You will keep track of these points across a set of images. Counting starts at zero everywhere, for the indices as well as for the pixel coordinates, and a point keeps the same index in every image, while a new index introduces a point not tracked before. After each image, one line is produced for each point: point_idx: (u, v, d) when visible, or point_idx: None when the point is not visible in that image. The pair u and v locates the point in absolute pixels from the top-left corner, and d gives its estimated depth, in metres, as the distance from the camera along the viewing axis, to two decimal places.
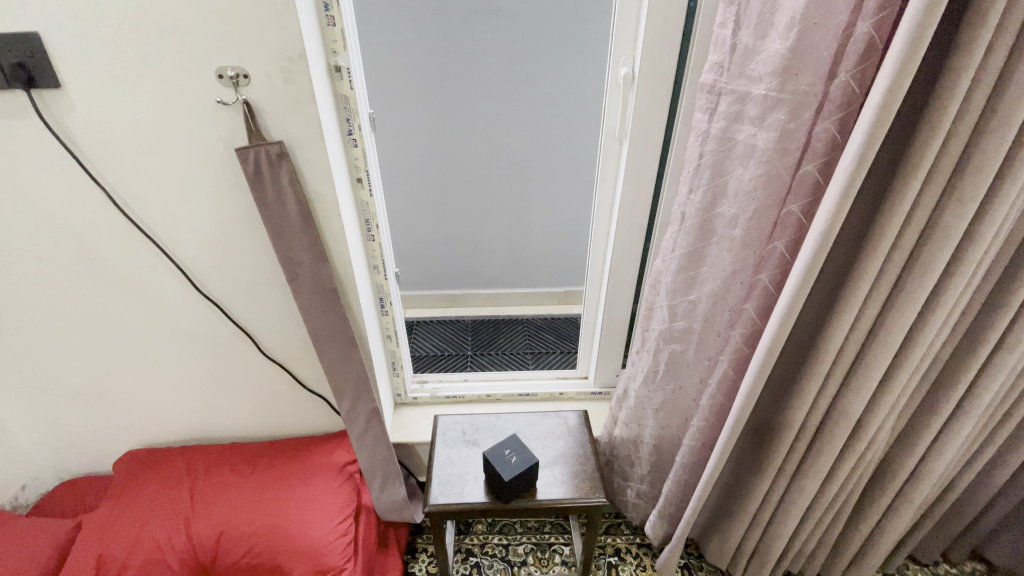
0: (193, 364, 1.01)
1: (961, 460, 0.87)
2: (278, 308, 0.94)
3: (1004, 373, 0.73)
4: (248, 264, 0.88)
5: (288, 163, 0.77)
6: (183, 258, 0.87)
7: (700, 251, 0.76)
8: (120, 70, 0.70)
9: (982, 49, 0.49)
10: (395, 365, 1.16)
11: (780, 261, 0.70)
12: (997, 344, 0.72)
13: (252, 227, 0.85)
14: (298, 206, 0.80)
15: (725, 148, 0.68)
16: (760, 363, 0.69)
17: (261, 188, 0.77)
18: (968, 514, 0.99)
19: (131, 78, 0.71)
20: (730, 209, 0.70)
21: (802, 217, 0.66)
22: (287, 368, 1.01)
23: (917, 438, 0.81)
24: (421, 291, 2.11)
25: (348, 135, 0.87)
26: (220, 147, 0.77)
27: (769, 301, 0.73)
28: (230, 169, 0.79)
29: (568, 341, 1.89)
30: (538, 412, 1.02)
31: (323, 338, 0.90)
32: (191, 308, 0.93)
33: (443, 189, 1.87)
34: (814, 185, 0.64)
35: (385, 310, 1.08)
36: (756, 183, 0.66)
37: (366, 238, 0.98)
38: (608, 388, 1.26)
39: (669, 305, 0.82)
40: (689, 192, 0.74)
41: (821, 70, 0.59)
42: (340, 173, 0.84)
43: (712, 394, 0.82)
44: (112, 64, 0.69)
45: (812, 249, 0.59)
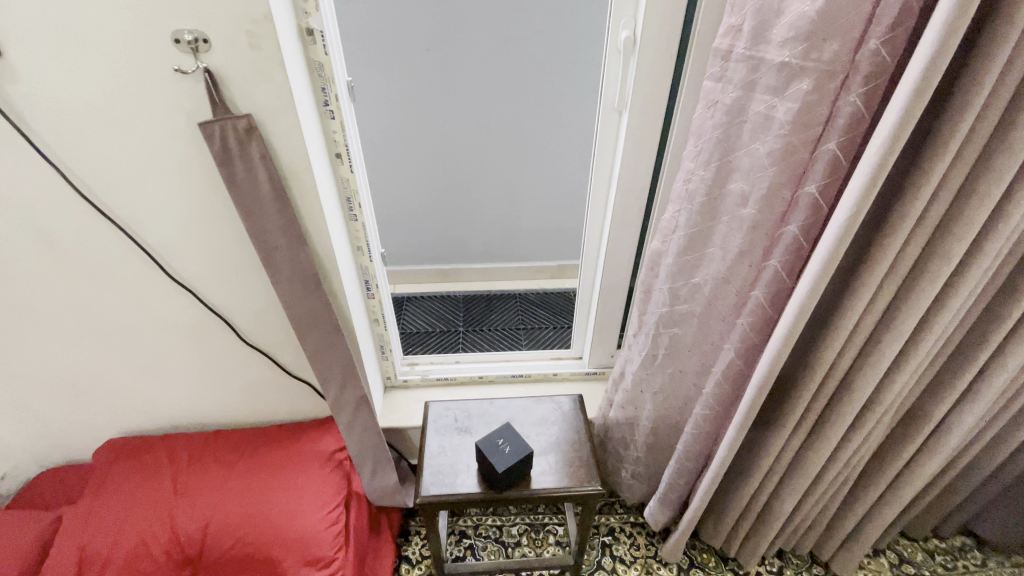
0: (170, 352, 0.96)
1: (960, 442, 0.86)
2: (255, 292, 0.88)
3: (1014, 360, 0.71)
4: (221, 247, 0.83)
5: (259, 138, 0.70)
6: (151, 242, 0.81)
7: (704, 232, 0.72)
8: (62, 32, 0.62)
9: None
10: (384, 348, 1.12)
11: (795, 248, 0.65)
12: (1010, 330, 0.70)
13: (223, 208, 0.78)
14: (272, 185, 0.74)
15: (735, 121, 0.64)
16: (775, 353, 0.66)
17: (230, 167, 0.71)
18: (962, 491, 0.99)
19: (75, 42, 0.63)
20: (743, 186, 0.65)
21: (821, 199, 0.61)
22: (268, 354, 0.97)
23: (919, 423, 0.79)
24: (411, 266, 2.06)
25: (325, 106, 0.79)
26: (182, 120, 0.70)
27: (780, 287, 0.69)
28: (195, 145, 0.72)
29: (561, 316, 1.86)
30: (533, 397, 1.00)
31: (306, 325, 0.85)
32: (164, 294, 0.88)
33: (431, 160, 1.79)
34: (835, 164, 0.59)
35: (371, 293, 1.03)
36: (770, 161, 0.61)
37: (348, 218, 0.92)
38: (602, 368, 1.23)
39: (669, 289, 0.78)
40: (696, 167, 0.68)
41: (850, 35, 0.53)
42: (317, 149, 0.78)
43: (714, 382, 0.79)
44: (50, 24, 0.61)
45: (836, 236, 0.56)
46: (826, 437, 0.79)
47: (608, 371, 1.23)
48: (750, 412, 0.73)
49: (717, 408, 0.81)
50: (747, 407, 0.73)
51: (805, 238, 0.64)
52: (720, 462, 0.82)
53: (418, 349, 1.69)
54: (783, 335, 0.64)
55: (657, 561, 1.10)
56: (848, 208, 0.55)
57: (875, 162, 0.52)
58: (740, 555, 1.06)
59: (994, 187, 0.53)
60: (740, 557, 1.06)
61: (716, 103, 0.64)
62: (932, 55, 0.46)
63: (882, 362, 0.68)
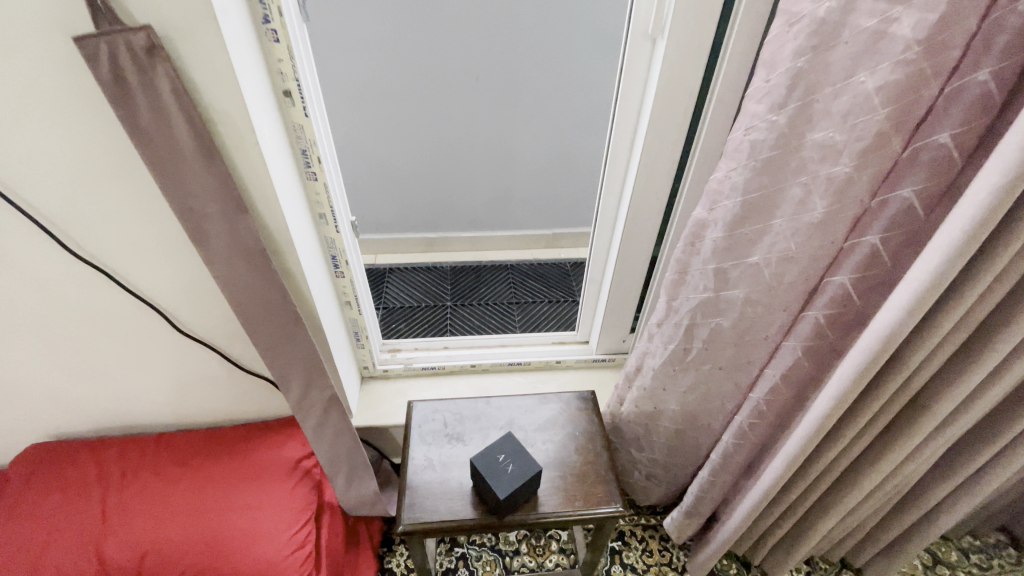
0: (87, 349, 0.76)
1: None
2: (189, 267, 0.69)
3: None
4: (135, 215, 0.63)
5: (167, 61, 0.50)
6: (39, 211, 0.60)
7: (772, 197, 0.55)
8: None
9: None
10: (359, 336, 0.94)
11: (905, 218, 0.49)
12: None
13: (131, 163, 0.58)
14: (193, 131, 0.54)
15: (828, 43, 0.46)
16: (864, 358, 0.52)
17: (130, 104, 0.51)
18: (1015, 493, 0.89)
19: None
20: (830, 133, 0.49)
21: (957, 152, 0.44)
22: (212, 346, 0.79)
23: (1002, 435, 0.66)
24: (394, 234, 1.86)
25: (264, 24, 0.58)
26: (51, 37, 0.48)
27: (873, 272, 0.53)
28: (77, 73, 0.51)
29: (557, 290, 1.70)
30: (537, 396, 0.83)
31: (255, 316, 0.67)
32: (67, 280, 0.67)
33: (413, 113, 1.57)
34: (981, 102, 0.42)
35: (339, 273, 0.83)
36: (881, 97, 0.45)
37: (306, 178, 0.72)
38: (612, 354, 1.09)
39: (717, 269, 0.63)
40: (766, 112, 0.51)
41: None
42: (253, 84, 0.57)
43: (768, 384, 0.66)
44: None
45: (982, 207, 0.39)
46: (892, 451, 0.66)
47: (618, 358, 1.09)
48: (820, 423, 0.60)
49: (767, 414, 0.68)
50: (814, 422, 0.60)
51: (925, 207, 0.48)
52: (772, 478, 0.70)
53: (401, 327, 1.52)
54: (879, 336, 0.49)
55: (672, 569, 0.99)
56: (1008, 162, 0.37)
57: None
58: (765, 562, 0.97)
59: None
60: (765, 564, 0.97)
61: (799, 20, 0.47)
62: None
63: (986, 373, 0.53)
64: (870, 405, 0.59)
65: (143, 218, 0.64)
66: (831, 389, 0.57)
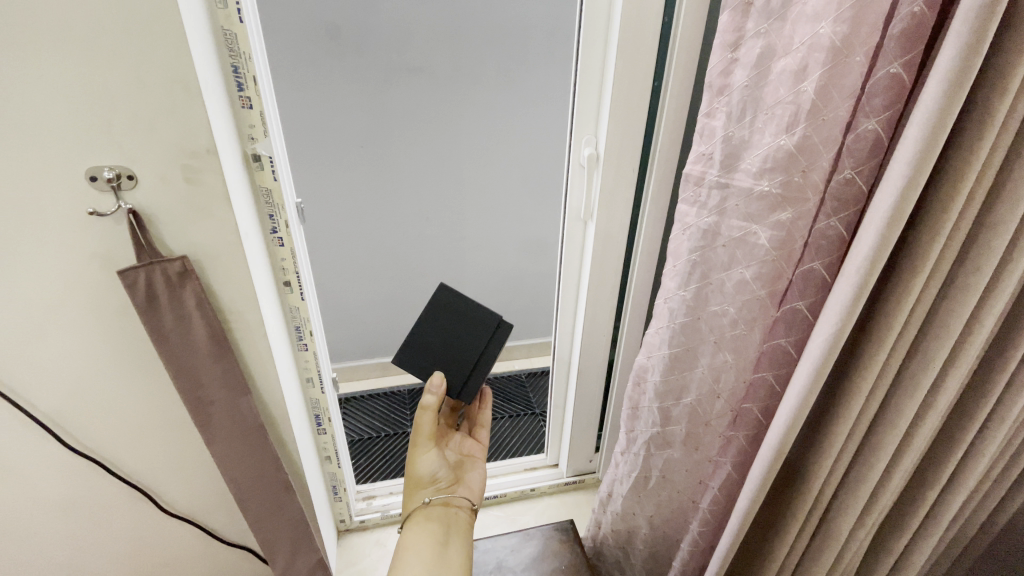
0: (61, 533, 0.77)
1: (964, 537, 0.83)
2: (183, 451, 0.76)
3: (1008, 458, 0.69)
4: (141, 409, 0.71)
5: (196, 280, 0.61)
6: (44, 409, 0.66)
7: (692, 351, 0.66)
8: None
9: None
10: (337, 488, 0.98)
11: (783, 358, 0.62)
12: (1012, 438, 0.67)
13: (154, 368, 0.68)
14: (209, 330, 0.63)
15: (710, 245, 0.60)
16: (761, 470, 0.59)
17: (156, 317, 0.60)
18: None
19: None
20: (724, 306, 0.61)
21: (810, 315, 0.58)
22: (198, 521, 0.84)
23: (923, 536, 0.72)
24: (351, 361, 1.87)
25: (272, 234, 0.71)
26: (93, 266, 0.59)
27: (773, 400, 0.64)
28: (120, 300, 0.62)
29: (515, 403, 1.67)
30: (521, 532, 0.90)
31: (248, 490, 0.73)
32: (72, 471, 0.73)
33: (368, 253, 1.68)
34: (821, 284, 0.56)
35: (322, 429, 0.90)
36: (761, 283, 0.57)
37: (297, 349, 0.81)
38: (579, 476, 1.20)
39: (660, 408, 0.71)
40: (677, 289, 0.64)
41: (828, 157, 0.51)
42: (265, 284, 0.69)
43: (711, 494, 0.74)
44: None
45: (818, 354, 0.51)
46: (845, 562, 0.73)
47: (586, 479, 1.20)
48: (736, 532, 0.65)
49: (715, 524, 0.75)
50: (732, 534, 0.66)
51: (794, 349, 0.60)
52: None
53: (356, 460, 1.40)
54: (766, 454, 0.58)
55: None
56: (831, 326, 0.49)
57: (855, 282, 0.46)
58: None
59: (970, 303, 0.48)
60: None
61: (690, 226, 0.61)
62: (899, 191, 0.42)
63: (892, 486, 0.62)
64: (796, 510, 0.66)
65: (156, 413, 0.72)
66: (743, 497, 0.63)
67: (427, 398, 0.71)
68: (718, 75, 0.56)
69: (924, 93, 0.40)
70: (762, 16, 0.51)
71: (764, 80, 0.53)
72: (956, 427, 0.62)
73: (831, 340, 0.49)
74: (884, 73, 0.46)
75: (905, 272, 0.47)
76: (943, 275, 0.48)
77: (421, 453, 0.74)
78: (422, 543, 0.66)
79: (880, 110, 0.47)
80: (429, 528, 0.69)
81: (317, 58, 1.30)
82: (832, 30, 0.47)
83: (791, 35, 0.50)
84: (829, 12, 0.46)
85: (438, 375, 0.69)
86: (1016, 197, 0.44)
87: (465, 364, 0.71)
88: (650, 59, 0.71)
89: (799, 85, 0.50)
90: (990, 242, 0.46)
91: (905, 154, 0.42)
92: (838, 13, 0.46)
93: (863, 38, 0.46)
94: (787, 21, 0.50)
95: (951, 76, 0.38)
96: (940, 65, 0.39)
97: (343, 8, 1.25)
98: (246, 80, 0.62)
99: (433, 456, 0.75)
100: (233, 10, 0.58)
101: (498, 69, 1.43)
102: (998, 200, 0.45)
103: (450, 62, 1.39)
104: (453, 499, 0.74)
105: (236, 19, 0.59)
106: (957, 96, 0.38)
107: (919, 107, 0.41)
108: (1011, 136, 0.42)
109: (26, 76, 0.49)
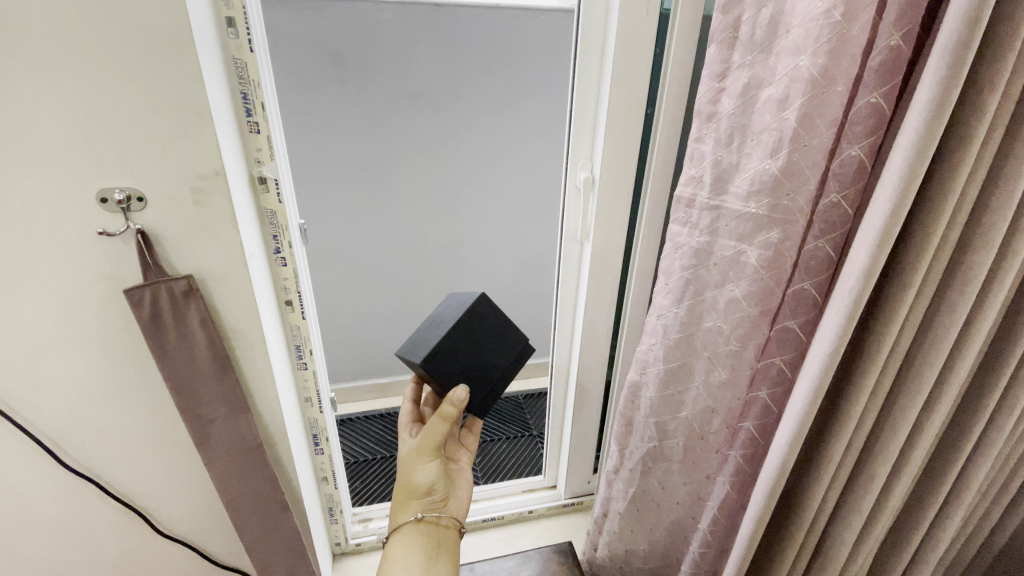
0: (53, 555, 0.76)
1: (965, 558, 0.83)
2: (177, 471, 0.76)
3: (1002, 477, 0.69)
4: (139, 428, 0.71)
5: (199, 299, 0.62)
6: (43, 429, 0.66)
7: (687, 368, 0.67)
8: None
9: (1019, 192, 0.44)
10: (333, 510, 0.97)
11: (778, 377, 0.62)
12: (1008, 455, 0.68)
13: (154, 386, 0.68)
14: (211, 348, 0.64)
15: (703, 264, 0.62)
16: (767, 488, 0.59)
17: (161, 335, 0.61)
18: None
19: None
20: (719, 324, 0.62)
21: (803, 334, 0.59)
22: (192, 543, 0.83)
23: (922, 557, 0.72)
24: (348, 383, 1.86)
25: (275, 254, 0.72)
26: (98, 285, 0.60)
27: (769, 419, 0.65)
28: (123, 318, 0.63)
29: (512, 424, 1.66)
30: (518, 554, 0.89)
31: (245, 508, 0.74)
32: (68, 490, 0.72)
33: (366, 273, 1.69)
34: (812, 304, 0.57)
35: (319, 449, 0.90)
36: (753, 303, 0.59)
37: (297, 368, 0.81)
38: (578, 498, 1.19)
39: (656, 422, 0.72)
40: (669, 305, 0.66)
41: (814, 182, 0.53)
42: (267, 303, 0.70)
43: (711, 514, 0.72)
44: None
45: (818, 371, 0.51)
46: None
47: (584, 501, 1.19)
48: (744, 555, 0.65)
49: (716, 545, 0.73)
50: (740, 554, 0.65)
51: (789, 368, 0.61)
52: None
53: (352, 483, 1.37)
54: (771, 473, 0.58)
55: None
56: (827, 344, 0.50)
57: (848, 302, 0.48)
58: None
59: (956, 322, 0.50)
60: None
61: (681, 245, 0.63)
62: (888, 213, 0.44)
63: (889, 506, 0.62)
64: (799, 530, 0.66)
65: (155, 431, 0.72)
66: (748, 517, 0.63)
67: (447, 407, 0.68)
68: (707, 103, 0.58)
69: (906, 125, 0.43)
70: (746, 49, 0.54)
71: (750, 108, 0.55)
72: (949, 445, 0.63)
73: (829, 359, 0.50)
74: (864, 102, 0.48)
75: (894, 290, 0.49)
76: (930, 295, 0.49)
77: (424, 464, 0.70)
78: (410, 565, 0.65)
79: (863, 136, 0.49)
80: (419, 546, 0.67)
81: (320, 84, 1.34)
82: (811, 62, 0.49)
83: (773, 66, 0.53)
84: (807, 46, 0.49)
85: (462, 390, 0.67)
86: (994, 221, 0.46)
87: (483, 386, 0.74)
88: (642, 87, 0.74)
89: (783, 112, 0.52)
90: (972, 263, 0.47)
91: (891, 178, 0.44)
92: (816, 46, 0.48)
93: (844, 70, 0.49)
94: (771, 53, 0.53)
95: (931, 105, 0.40)
96: (923, 95, 0.41)
97: (347, 37, 1.30)
98: (254, 107, 0.64)
99: (432, 469, 0.71)
100: (244, 41, 0.61)
101: (495, 96, 1.47)
102: (977, 223, 0.47)
103: (450, 88, 1.43)
104: (442, 516, 0.71)
105: (247, 49, 0.61)
106: (938, 124, 0.40)
107: (904, 135, 0.43)
108: (987, 163, 0.44)
109: (44, 102, 0.51)
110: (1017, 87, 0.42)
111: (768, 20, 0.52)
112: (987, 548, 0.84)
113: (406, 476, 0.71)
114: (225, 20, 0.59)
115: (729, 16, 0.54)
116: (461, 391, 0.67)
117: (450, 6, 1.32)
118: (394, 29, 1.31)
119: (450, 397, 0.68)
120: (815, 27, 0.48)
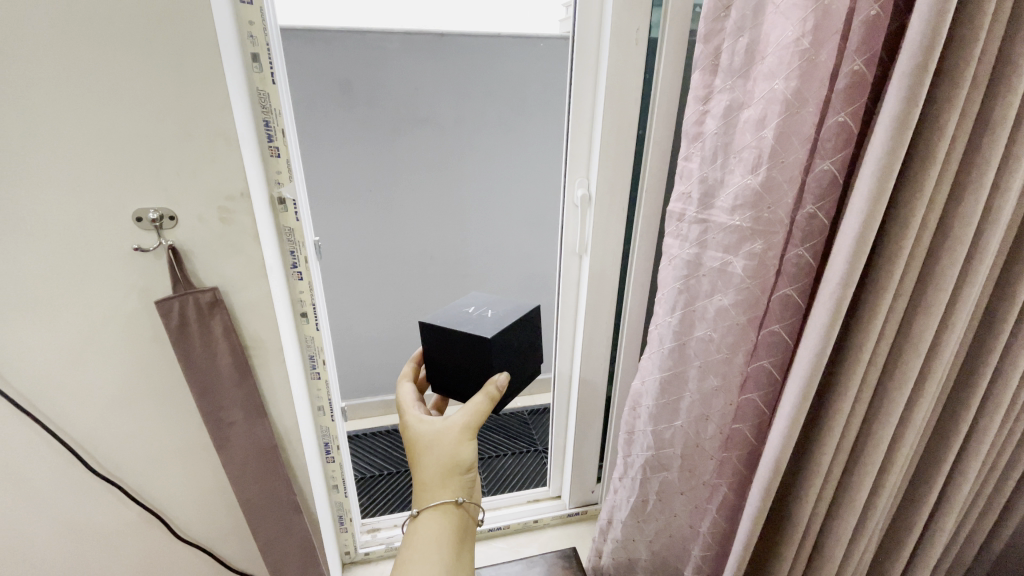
0: (77, 557, 0.80)
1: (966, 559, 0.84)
2: (194, 475, 0.79)
3: (995, 474, 0.71)
4: (161, 433, 0.75)
5: (223, 310, 0.67)
6: (70, 431, 0.70)
7: (679, 375, 0.69)
8: (14, 222, 0.58)
9: (979, 202, 0.48)
10: (343, 518, 1.01)
11: (767, 380, 0.67)
12: (999, 453, 0.70)
13: (175, 393, 0.72)
14: (231, 355, 0.69)
15: (693, 275, 0.65)
16: (762, 486, 0.62)
17: (186, 342, 0.66)
18: None
19: (25, 234, 0.59)
20: (710, 333, 0.65)
21: (787, 337, 0.64)
22: (207, 547, 0.86)
23: (923, 557, 0.73)
24: (353, 399, 1.88)
25: (292, 269, 0.78)
26: (130, 297, 0.65)
27: (762, 421, 0.69)
28: (149, 326, 0.67)
29: (518, 439, 1.68)
30: (524, 559, 0.92)
31: (260, 509, 0.78)
32: (91, 493, 0.76)
33: (376, 288, 1.74)
34: (793, 306, 0.62)
35: (329, 456, 0.93)
36: (739, 310, 0.63)
37: (310, 377, 0.86)
38: (584, 506, 1.21)
39: (653, 431, 0.74)
40: (665, 314, 0.69)
41: (790, 196, 0.58)
42: (284, 314, 0.74)
43: (711, 519, 0.76)
44: (11, 216, 0.58)
45: (806, 367, 0.55)
46: None
47: (588, 510, 1.21)
48: (742, 553, 0.67)
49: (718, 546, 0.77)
50: (741, 548, 0.67)
51: (777, 370, 0.66)
52: None
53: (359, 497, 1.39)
54: (764, 473, 0.62)
55: None
56: (813, 344, 0.54)
57: (831, 303, 0.52)
58: None
59: (931, 320, 0.53)
60: None
61: (674, 258, 0.67)
62: (861, 221, 0.48)
63: (881, 504, 0.64)
64: (794, 528, 0.67)
65: (173, 437, 0.75)
66: (746, 517, 0.66)
67: (489, 389, 0.69)
68: (692, 125, 0.63)
69: (874, 138, 0.47)
70: (727, 75, 0.59)
71: (733, 129, 0.60)
72: (939, 446, 0.65)
73: (817, 353, 0.54)
74: (833, 121, 0.54)
75: (872, 294, 0.53)
76: (906, 298, 0.53)
77: (463, 445, 0.69)
78: (443, 553, 0.66)
79: (834, 152, 0.55)
80: (451, 532, 0.67)
81: (329, 111, 1.41)
82: (785, 85, 0.54)
83: (751, 90, 0.58)
84: (781, 71, 0.54)
85: (503, 377, 0.69)
86: (959, 228, 0.50)
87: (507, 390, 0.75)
88: (634, 110, 0.80)
89: (761, 131, 0.57)
90: (942, 267, 0.51)
91: (862, 189, 0.48)
92: (788, 72, 0.54)
93: (813, 93, 0.54)
94: (750, 79, 0.58)
95: (893, 125, 0.45)
96: (886, 113, 0.46)
97: (356, 66, 1.37)
98: (275, 133, 0.70)
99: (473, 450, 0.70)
100: (267, 74, 0.67)
101: (499, 120, 1.55)
102: (943, 232, 0.51)
103: (454, 112, 1.50)
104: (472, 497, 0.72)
105: (269, 81, 0.67)
106: (902, 140, 0.45)
107: (871, 151, 0.47)
108: (949, 176, 0.48)
109: (90, 130, 0.56)
110: (973, 104, 0.46)
111: (745, 49, 0.57)
112: (991, 549, 0.85)
113: (444, 459, 0.68)
114: (251, 56, 0.65)
115: (710, 45, 0.59)
116: (502, 379, 0.69)
117: (454, 36, 1.40)
118: (401, 57, 1.39)
119: (494, 381, 0.69)
120: (786, 54, 0.53)
